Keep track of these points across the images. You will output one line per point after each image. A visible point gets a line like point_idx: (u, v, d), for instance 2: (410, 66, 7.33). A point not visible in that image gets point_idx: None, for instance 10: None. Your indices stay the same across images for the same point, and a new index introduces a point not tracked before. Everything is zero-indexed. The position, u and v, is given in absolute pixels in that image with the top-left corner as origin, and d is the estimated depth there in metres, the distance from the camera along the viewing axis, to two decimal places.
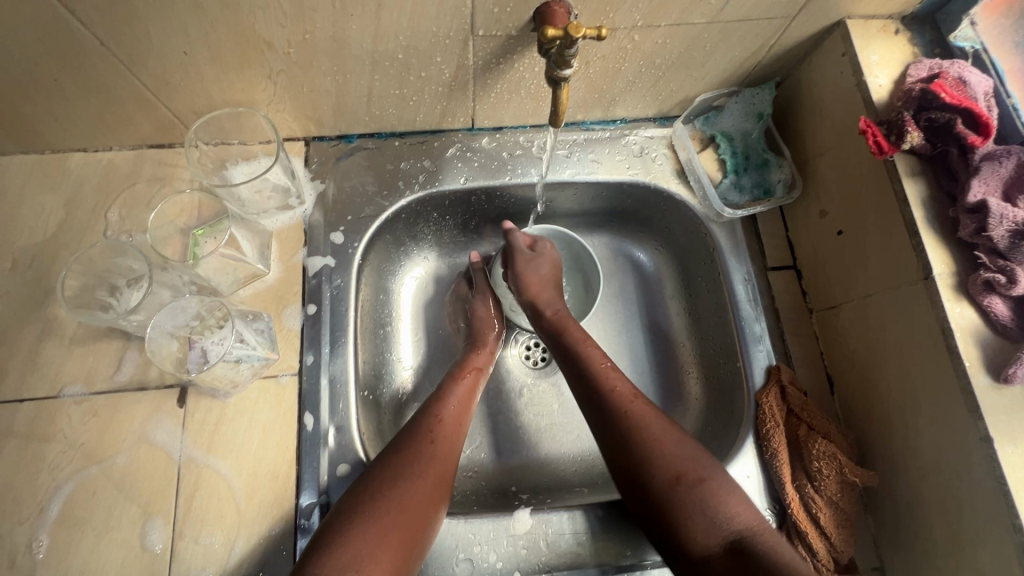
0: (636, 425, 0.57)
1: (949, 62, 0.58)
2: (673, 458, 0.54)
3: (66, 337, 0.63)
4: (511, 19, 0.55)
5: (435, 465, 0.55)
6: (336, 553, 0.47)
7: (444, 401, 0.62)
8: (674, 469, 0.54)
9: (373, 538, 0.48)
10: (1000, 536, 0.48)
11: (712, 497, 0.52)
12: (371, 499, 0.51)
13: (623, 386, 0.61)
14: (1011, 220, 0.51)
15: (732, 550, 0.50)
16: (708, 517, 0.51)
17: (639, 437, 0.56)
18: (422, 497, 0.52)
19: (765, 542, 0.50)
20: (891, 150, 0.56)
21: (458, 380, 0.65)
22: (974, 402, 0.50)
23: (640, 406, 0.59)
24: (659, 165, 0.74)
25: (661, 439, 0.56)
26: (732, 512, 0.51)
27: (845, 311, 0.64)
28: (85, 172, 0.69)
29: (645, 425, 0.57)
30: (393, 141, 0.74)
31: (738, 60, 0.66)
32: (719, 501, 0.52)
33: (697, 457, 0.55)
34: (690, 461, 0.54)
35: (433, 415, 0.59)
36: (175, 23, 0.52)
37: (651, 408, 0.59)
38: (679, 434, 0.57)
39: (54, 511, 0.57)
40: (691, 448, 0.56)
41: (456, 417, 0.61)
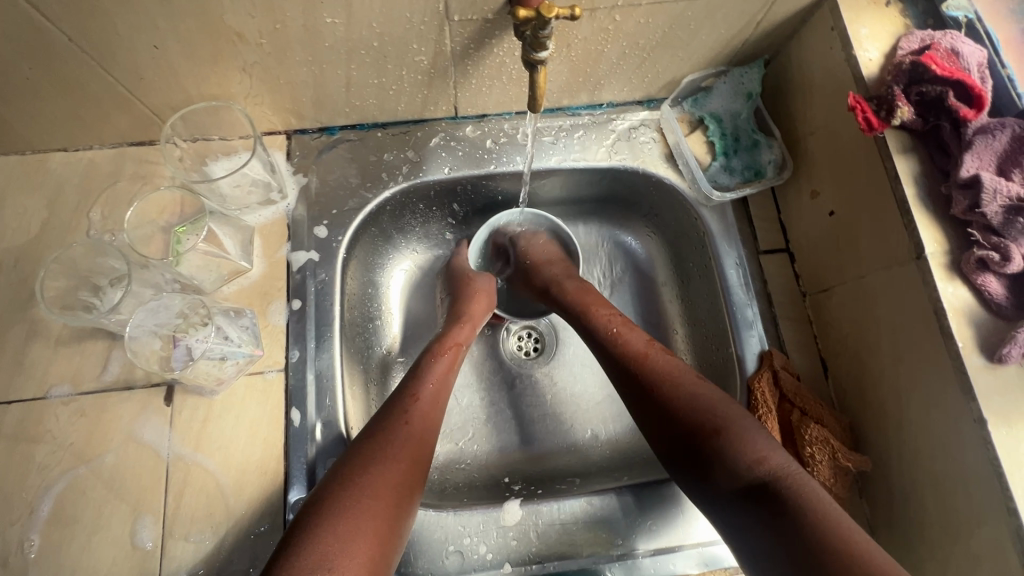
0: (650, 376, 0.55)
1: (942, 33, 0.56)
2: (690, 406, 0.52)
3: (51, 338, 0.63)
4: (486, 2, 0.53)
5: (411, 447, 0.53)
6: (307, 547, 0.44)
7: (421, 380, 0.59)
8: (692, 414, 0.51)
9: (347, 529, 0.45)
10: (996, 519, 0.47)
11: (732, 443, 0.48)
12: (344, 489, 0.48)
13: (637, 338, 0.59)
14: (1005, 195, 0.49)
15: (761, 492, 0.45)
16: (728, 462, 0.48)
17: (657, 384, 0.54)
18: (399, 483, 0.50)
19: (797, 484, 0.45)
20: (882, 127, 0.55)
21: (438, 354, 0.62)
22: (968, 384, 0.48)
23: (656, 356, 0.57)
24: (648, 149, 0.73)
25: (678, 389, 0.53)
26: (760, 452, 0.47)
27: (838, 294, 0.63)
28: (66, 171, 0.68)
29: (659, 374, 0.55)
30: (375, 131, 0.72)
31: (724, 38, 0.64)
32: (740, 446, 0.48)
33: (717, 406, 0.51)
34: (707, 404, 0.51)
35: (410, 397, 0.57)
36: (142, 16, 0.51)
37: (671, 358, 0.57)
38: (700, 379, 0.54)
39: (45, 511, 0.57)
40: (711, 394, 0.53)
41: (433, 397, 0.58)
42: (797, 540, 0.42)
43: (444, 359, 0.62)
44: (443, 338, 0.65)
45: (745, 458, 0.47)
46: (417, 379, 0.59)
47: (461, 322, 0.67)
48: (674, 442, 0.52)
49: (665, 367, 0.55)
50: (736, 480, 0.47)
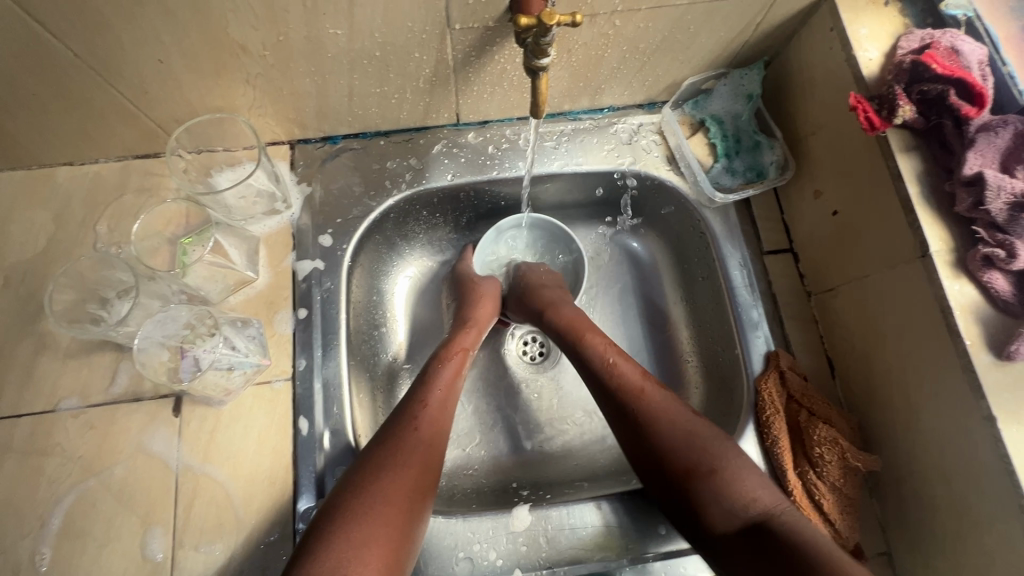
0: (644, 413, 0.55)
1: (941, 32, 0.56)
2: (685, 444, 0.53)
3: (60, 351, 0.63)
4: (487, 10, 0.54)
5: (421, 454, 0.53)
6: (323, 555, 0.44)
7: (430, 385, 0.59)
8: (686, 454, 0.52)
9: (360, 535, 0.46)
10: (1008, 517, 0.47)
11: (727, 486, 0.50)
12: (357, 496, 0.48)
13: (630, 370, 0.59)
14: (1009, 191, 0.49)
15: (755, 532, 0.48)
16: (723, 504, 0.50)
17: (648, 423, 0.55)
18: (411, 487, 0.50)
19: (786, 522, 0.48)
20: (884, 126, 0.55)
21: (446, 359, 0.62)
22: (977, 382, 0.48)
23: (650, 392, 0.57)
24: (650, 153, 0.73)
25: (671, 431, 0.54)
26: (752, 494, 0.50)
27: (843, 293, 0.63)
28: (73, 185, 0.69)
29: (654, 413, 0.55)
30: (378, 140, 0.73)
31: (724, 40, 0.64)
32: (734, 489, 0.50)
33: (712, 446, 0.53)
34: (701, 442, 0.53)
35: (420, 403, 0.57)
36: (148, 31, 0.51)
37: (665, 393, 0.57)
38: (692, 416, 0.55)
39: (55, 524, 0.57)
40: (704, 431, 0.54)
41: (442, 402, 0.58)
42: None
43: (453, 364, 0.62)
44: (450, 344, 0.65)
45: (737, 501, 0.50)
46: (426, 383, 0.59)
47: (467, 329, 0.67)
48: (666, 480, 0.53)
49: (661, 406, 0.56)
50: (730, 521, 0.49)
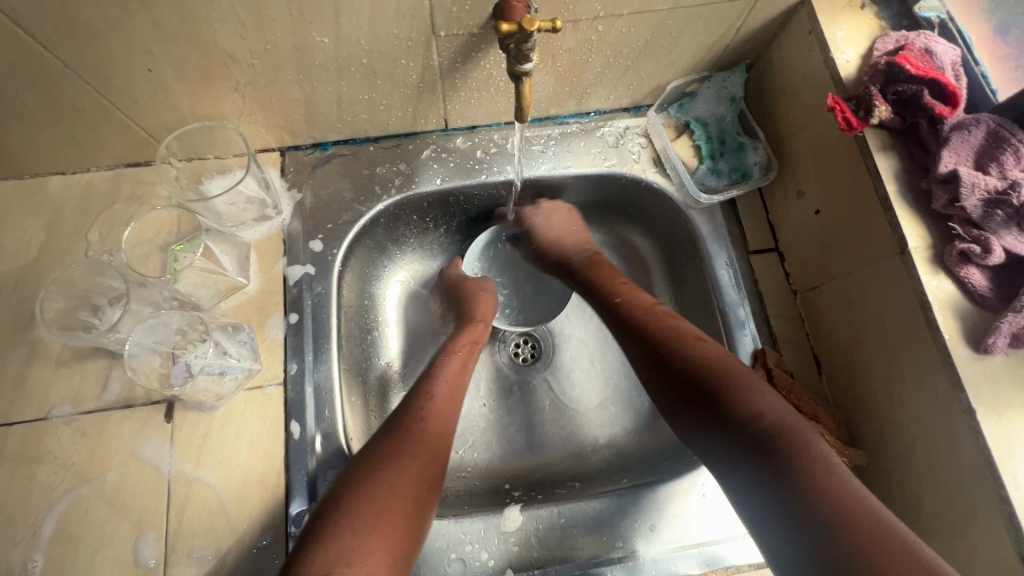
0: (662, 333, 0.56)
1: (915, 34, 0.58)
2: (702, 356, 0.52)
3: (52, 359, 0.63)
4: (471, 17, 0.55)
5: (429, 441, 0.53)
6: (328, 544, 0.43)
7: (436, 378, 0.60)
8: (697, 355, 0.52)
9: (364, 524, 0.45)
10: (989, 508, 0.47)
11: (733, 397, 0.48)
12: (364, 482, 0.48)
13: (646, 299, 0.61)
14: (984, 188, 0.50)
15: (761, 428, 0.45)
16: (727, 412, 0.48)
17: (667, 345, 0.55)
18: (420, 471, 0.51)
19: (794, 436, 0.44)
20: (861, 126, 0.56)
21: (452, 354, 0.64)
22: (956, 375, 0.49)
23: (680, 327, 0.57)
24: (636, 155, 0.74)
25: (681, 348, 0.54)
26: (764, 401, 0.47)
27: (827, 291, 0.64)
28: (64, 195, 0.69)
29: (670, 335, 0.55)
30: (367, 145, 0.74)
31: (706, 44, 0.65)
32: (741, 401, 0.48)
33: (723, 365, 0.51)
34: (709, 354, 0.53)
35: (425, 395, 0.58)
36: (136, 41, 0.52)
37: (686, 325, 0.57)
38: (715, 346, 0.54)
39: (48, 531, 0.58)
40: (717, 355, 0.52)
41: (449, 394, 0.59)
42: (799, 494, 0.41)
43: (458, 359, 0.63)
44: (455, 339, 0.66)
45: (745, 396, 0.48)
46: (430, 376, 0.61)
47: (473, 324, 0.69)
48: (675, 378, 0.52)
49: (673, 335, 0.56)
50: (742, 410, 0.47)
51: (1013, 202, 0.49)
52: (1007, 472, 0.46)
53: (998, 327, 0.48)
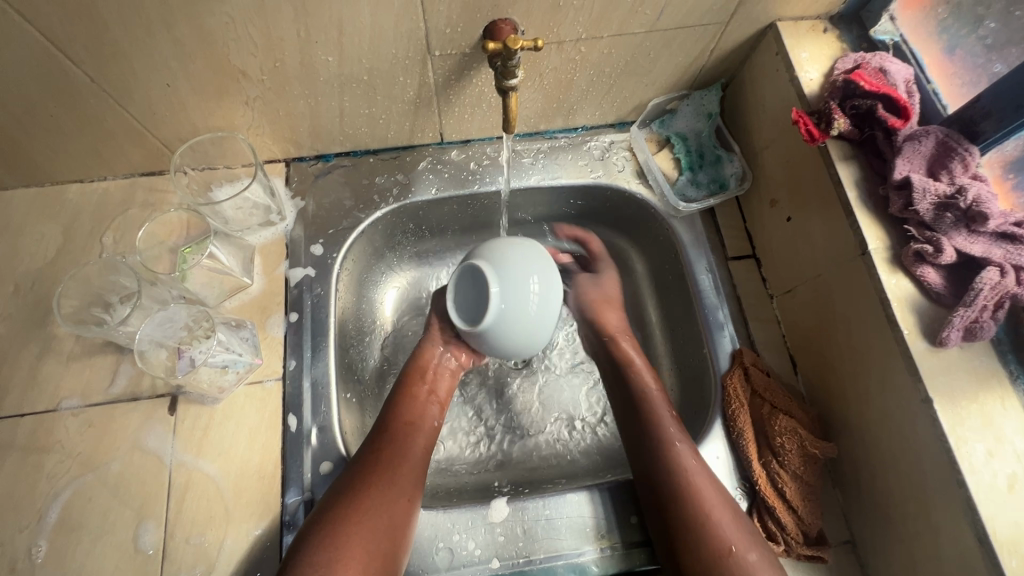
0: (674, 463, 0.60)
1: (871, 55, 0.63)
2: (701, 503, 0.57)
3: (63, 354, 0.67)
4: (463, 38, 0.60)
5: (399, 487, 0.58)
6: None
7: (406, 457, 0.61)
8: (699, 509, 0.57)
9: (346, 541, 0.53)
10: (948, 492, 0.50)
11: (726, 548, 0.54)
12: (322, 552, 0.52)
13: (666, 410, 0.65)
14: (933, 193, 0.54)
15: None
16: (723, 568, 0.53)
17: (682, 478, 0.59)
18: (388, 538, 0.55)
19: None
20: (823, 137, 0.60)
21: (419, 430, 0.64)
22: (914, 366, 0.52)
23: (682, 442, 0.61)
24: (620, 167, 0.78)
25: (689, 479, 0.58)
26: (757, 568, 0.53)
27: (800, 293, 0.67)
28: (82, 201, 0.74)
29: (682, 468, 0.59)
30: (367, 157, 0.78)
31: (683, 65, 0.70)
32: (733, 553, 0.54)
33: (716, 504, 0.57)
34: (712, 503, 0.57)
35: (392, 472, 0.59)
36: (157, 58, 0.57)
37: (690, 445, 0.62)
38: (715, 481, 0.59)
39: (52, 517, 0.60)
40: (710, 488, 0.58)
41: (416, 475, 0.60)
42: None
43: (425, 435, 0.64)
44: (416, 412, 0.65)
45: (733, 564, 0.53)
46: (397, 445, 0.61)
47: (428, 396, 0.68)
48: (676, 531, 0.56)
49: (685, 455, 0.60)
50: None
51: (960, 205, 0.53)
52: (962, 456, 0.49)
53: (951, 322, 0.52)
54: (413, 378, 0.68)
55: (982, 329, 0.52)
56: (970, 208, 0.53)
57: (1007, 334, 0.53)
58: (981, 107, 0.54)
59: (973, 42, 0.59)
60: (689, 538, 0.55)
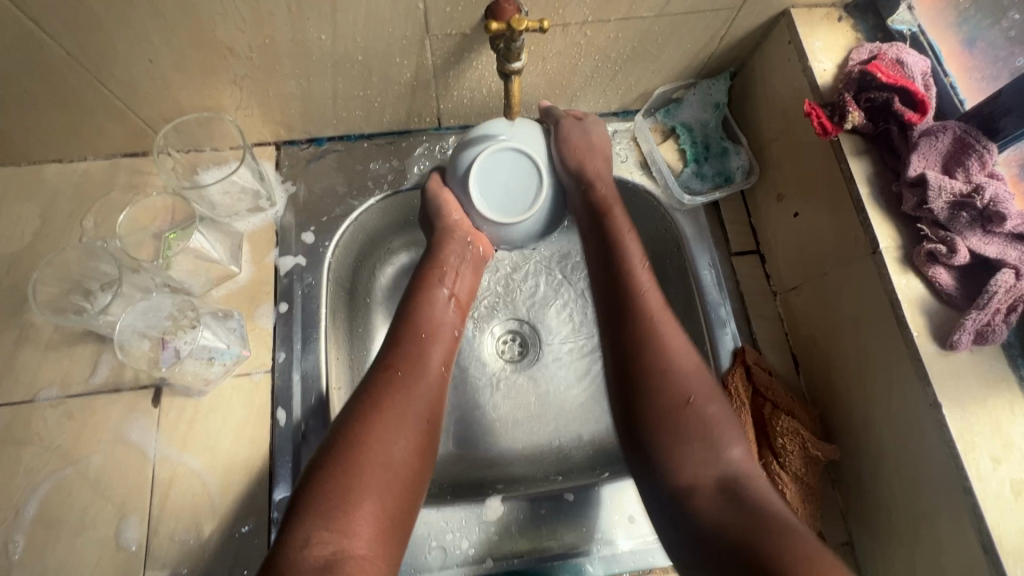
0: (654, 336, 0.57)
1: (888, 45, 0.61)
2: (677, 382, 0.55)
3: (42, 343, 0.64)
4: (464, 18, 0.57)
5: (399, 425, 0.53)
6: (304, 547, 0.44)
7: (420, 375, 0.58)
8: (687, 387, 0.55)
9: (350, 488, 0.48)
10: (953, 498, 0.49)
11: (712, 430, 0.53)
12: (335, 480, 0.48)
13: (648, 283, 0.61)
14: (950, 191, 0.53)
15: (722, 486, 0.50)
16: (705, 450, 0.52)
17: (661, 351, 0.56)
18: (399, 481, 0.51)
19: (755, 487, 0.50)
20: (836, 131, 0.58)
21: (433, 342, 0.61)
22: (923, 369, 0.51)
23: (661, 312, 0.59)
24: (623, 158, 0.76)
25: (677, 357, 0.56)
26: (728, 448, 0.52)
27: (805, 291, 0.66)
28: (60, 183, 0.70)
29: (667, 344, 0.57)
30: (362, 142, 0.75)
31: (691, 52, 0.67)
32: (716, 434, 0.53)
33: (706, 397, 0.55)
34: (696, 380, 0.56)
35: (406, 390, 0.56)
36: (138, 30, 0.54)
37: (674, 322, 0.59)
38: (697, 363, 0.57)
39: (30, 512, 0.58)
40: (698, 371, 0.56)
41: (429, 396, 0.57)
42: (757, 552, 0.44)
43: (439, 348, 0.61)
44: (433, 321, 0.62)
45: (717, 445, 0.52)
46: (410, 365, 0.58)
47: (448, 299, 0.65)
48: (649, 408, 0.55)
49: (673, 334, 0.58)
50: (697, 470, 0.51)
51: (977, 204, 0.52)
52: (970, 462, 0.48)
53: (963, 324, 0.51)
54: (428, 280, 0.65)
55: (993, 333, 0.51)
56: (987, 208, 0.51)
57: (1019, 338, 0.52)
58: (1002, 102, 0.52)
59: (995, 34, 0.58)
60: (674, 406, 0.54)
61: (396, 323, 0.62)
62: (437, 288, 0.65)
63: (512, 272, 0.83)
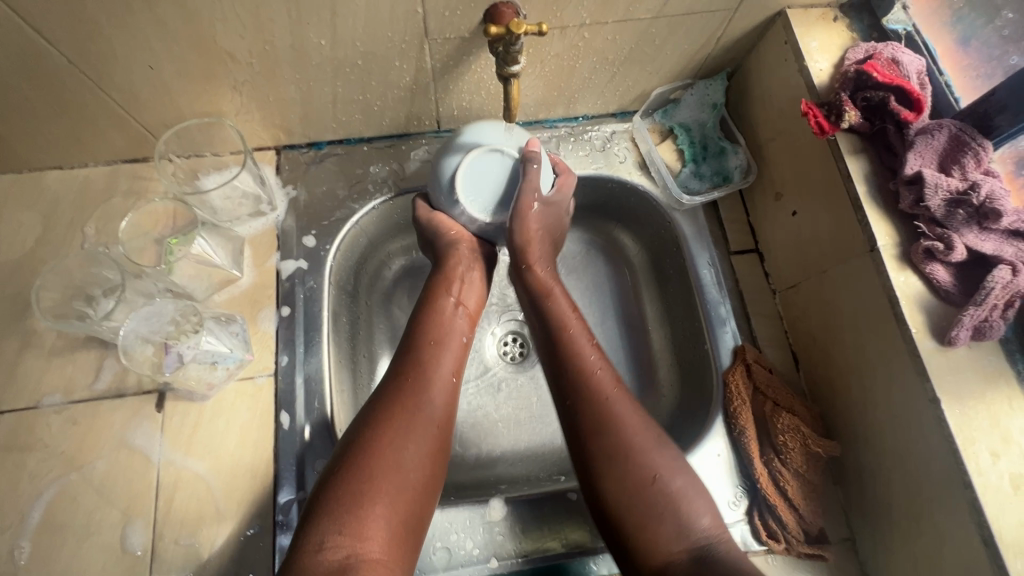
0: (603, 412, 0.56)
1: (883, 45, 0.61)
2: (641, 453, 0.54)
3: (45, 349, 0.64)
4: (462, 22, 0.58)
5: (410, 427, 0.53)
6: (318, 551, 0.45)
7: (433, 380, 0.58)
8: (647, 464, 0.53)
9: (362, 492, 0.48)
10: (953, 492, 0.49)
11: (678, 502, 0.52)
12: (348, 485, 0.48)
13: (584, 340, 0.61)
14: (946, 188, 0.54)
15: (695, 557, 0.49)
16: (676, 524, 0.51)
17: (610, 424, 0.55)
18: (412, 485, 0.51)
19: (728, 555, 0.50)
20: (833, 130, 0.59)
21: (444, 349, 0.61)
22: (921, 365, 0.52)
23: (611, 390, 0.58)
24: (622, 158, 0.76)
25: (636, 431, 0.55)
26: (698, 517, 0.52)
27: (804, 289, 0.66)
28: (61, 189, 0.71)
29: (613, 410, 0.56)
30: (361, 146, 0.76)
31: (689, 53, 0.68)
32: (685, 506, 0.52)
33: (665, 457, 0.54)
34: (660, 456, 0.54)
35: (418, 395, 0.56)
36: (138, 37, 0.54)
37: (627, 394, 0.58)
38: (655, 435, 0.56)
39: (35, 518, 0.58)
40: (650, 439, 0.55)
41: (443, 395, 0.57)
42: None
43: (454, 351, 0.62)
44: (443, 328, 0.63)
45: (685, 523, 0.51)
46: (422, 371, 0.58)
47: (455, 307, 0.65)
48: (606, 479, 0.53)
49: (625, 409, 0.56)
50: (671, 544, 0.50)
51: (973, 201, 0.52)
52: (969, 457, 0.49)
53: (961, 320, 0.51)
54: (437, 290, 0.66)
55: (991, 329, 0.51)
56: (983, 205, 0.52)
57: (1016, 333, 0.53)
58: (997, 99, 0.53)
59: (989, 33, 0.59)
60: (632, 487, 0.53)
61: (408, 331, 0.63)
62: (443, 295, 0.65)
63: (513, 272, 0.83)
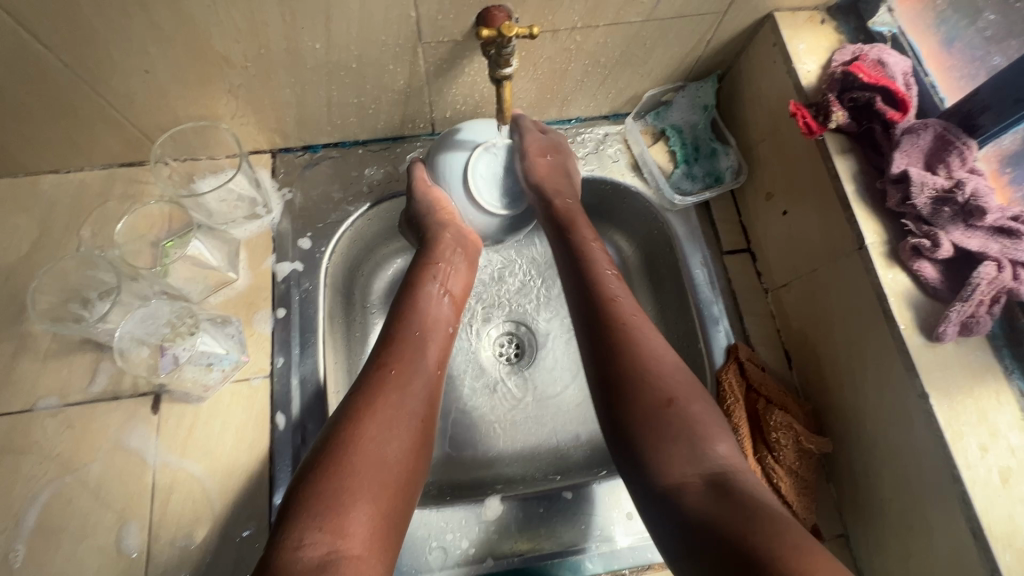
0: (630, 336, 0.57)
1: (869, 47, 0.62)
2: (650, 380, 0.54)
3: (40, 352, 0.64)
4: (455, 26, 0.58)
5: (389, 421, 0.53)
6: (298, 548, 0.44)
7: (414, 372, 0.58)
8: (666, 388, 0.53)
9: (343, 490, 0.48)
10: (943, 486, 0.50)
11: (695, 429, 0.51)
12: (329, 481, 0.48)
13: (612, 279, 0.63)
14: (931, 187, 0.54)
15: (711, 480, 0.47)
16: (691, 449, 0.50)
17: (634, 341, 0.56)
18: (390, 481, 0.51)
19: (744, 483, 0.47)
20: (821, 130, 0.60)
21: (425, 340, 0.61)
22: (910, 361, 0.52)
23: (633, 316, 0.59)
24: (615, 160, 0.77)
25: (655, 356, 0.55)
26: (713, 446, 0.50)
27: (795, 288, 0.67)
28: (57, 193, 0.71)
29: (638, 334, 0.57)
30: (356, 149, 0.76)
31: (680, 56, 0.69)
32: (701, 433, 0.51)
33: (688, 383, 0.54)
34: (677, 383, 0.54)
35: (400, 389, 0.56)
36: (134, 41, 0.54)
37: (648, 322, 0.60)
38: (676, 361, 0.56)
39: (31, 520, 0.58)
40: (674, 369, 0.55)
41: (423, 391, 0.58)
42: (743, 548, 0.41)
43: (434, 346, 0.62)
44: (427, 319, 0.63)
45: (703, 445, 0.50)
46: (404, 364, 0.58)
47: (442, 292, 0.66)
48: (625, 406, 0.53)
49: (647, 333, 0.58)
50: (685, 467, 0.49)
51: (958, 199, 0.53)
52: (957, 451, 0.49)
53: (947, 316, 0.52)
54: (423, 277, 0.66)
55: (978, 324, 0.52)
56: (968, 203, 0.53)
57: (1002, 328, 0.54)
58: (980, 99, 0.54)
59: (972, 34, 0.60)
60: (654, 407, 0.52)
61: (389, 322, 0.63)
62: (431, 283, 0.66)
63: (507, 275, 0.84)
